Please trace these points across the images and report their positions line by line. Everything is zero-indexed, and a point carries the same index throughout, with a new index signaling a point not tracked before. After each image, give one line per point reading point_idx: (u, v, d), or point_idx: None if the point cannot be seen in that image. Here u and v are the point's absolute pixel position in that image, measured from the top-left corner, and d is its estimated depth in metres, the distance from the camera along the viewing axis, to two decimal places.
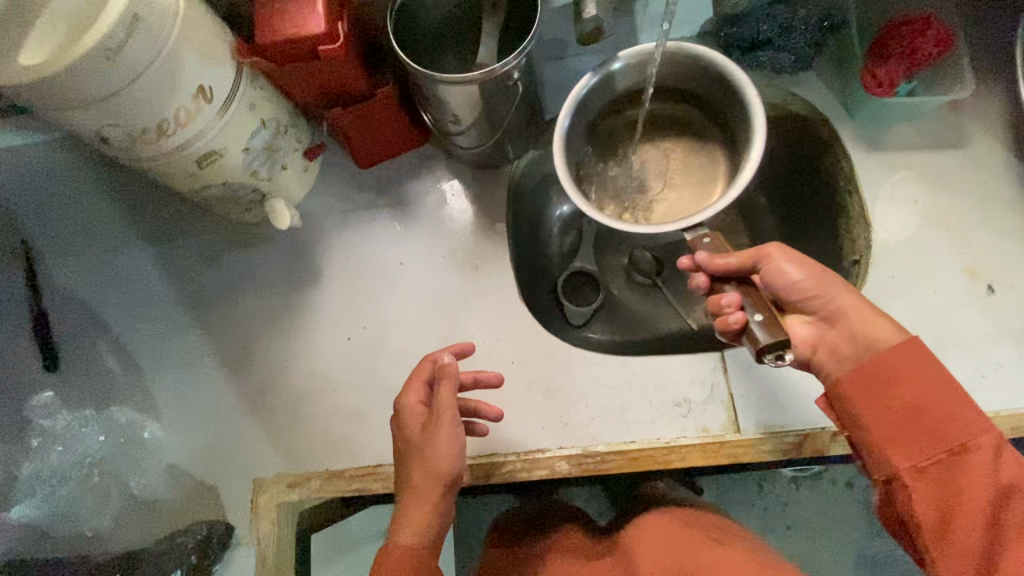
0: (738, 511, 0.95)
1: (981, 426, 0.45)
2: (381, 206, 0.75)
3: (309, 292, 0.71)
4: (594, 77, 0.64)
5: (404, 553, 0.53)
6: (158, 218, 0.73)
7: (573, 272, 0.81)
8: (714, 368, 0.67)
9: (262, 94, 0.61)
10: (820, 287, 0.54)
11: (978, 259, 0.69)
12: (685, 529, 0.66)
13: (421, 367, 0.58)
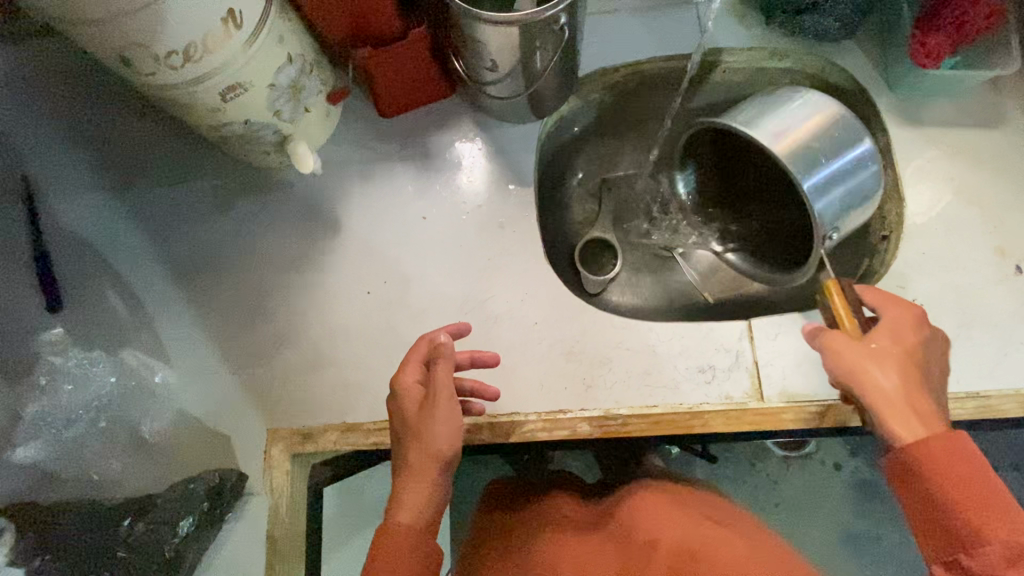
0: (728, 487, 0.93)
1: (1000, 528, 0.44)
2: (400, 151, 0.75)
3: (323, 234, 0.73)
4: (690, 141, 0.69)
5: (405, 535, 0.48)
6: (132, 166, 0.76)
7: (591, 239, 0.83)
8: (740, 336, 0.66)
9: (290, 26, 0.60)
10: (861, 375, 0.51)
11: (1010, 238, 0.65)
12: (688, 514, 0.65)
13: (415, 352, 0.56)
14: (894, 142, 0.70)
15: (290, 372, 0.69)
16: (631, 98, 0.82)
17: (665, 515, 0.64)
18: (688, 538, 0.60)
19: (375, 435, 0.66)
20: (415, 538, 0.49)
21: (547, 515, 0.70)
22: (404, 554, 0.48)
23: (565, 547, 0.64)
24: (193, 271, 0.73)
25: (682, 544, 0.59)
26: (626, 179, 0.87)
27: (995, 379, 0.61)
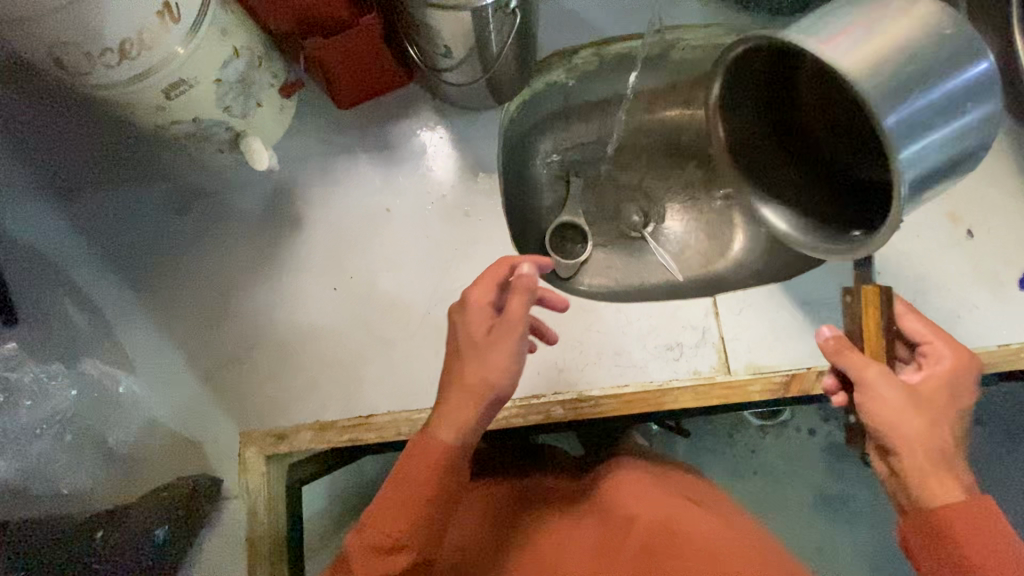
0: (707, 457, 0.96)
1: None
2: (361, 143, 0.74)
3: (286, 231, 0.71)
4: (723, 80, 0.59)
5: (440, 452, 0.49)
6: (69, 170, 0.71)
7: (562, 224, 0.83)
8: (706, 312, 0.67)
9: (233, 19, 0.58)
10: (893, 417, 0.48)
11: (961, 203, 0.67)
12: (665, 487, 0.65)
13: (491, 272, 0.55)
14: None
15: (259, 375, 0.68)
16: (593, 80, 0.82)
17: (644, 486, 0.64)
18: (663, 511, 0.61)
19: (351, 432, 0.65)
20: (441, 462, 0.49)
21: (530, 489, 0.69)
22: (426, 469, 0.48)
23: (542, 523, 0.64)
24: (152, 276, 0.71)
25: (658, 516, 0.60)
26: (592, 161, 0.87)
27: None
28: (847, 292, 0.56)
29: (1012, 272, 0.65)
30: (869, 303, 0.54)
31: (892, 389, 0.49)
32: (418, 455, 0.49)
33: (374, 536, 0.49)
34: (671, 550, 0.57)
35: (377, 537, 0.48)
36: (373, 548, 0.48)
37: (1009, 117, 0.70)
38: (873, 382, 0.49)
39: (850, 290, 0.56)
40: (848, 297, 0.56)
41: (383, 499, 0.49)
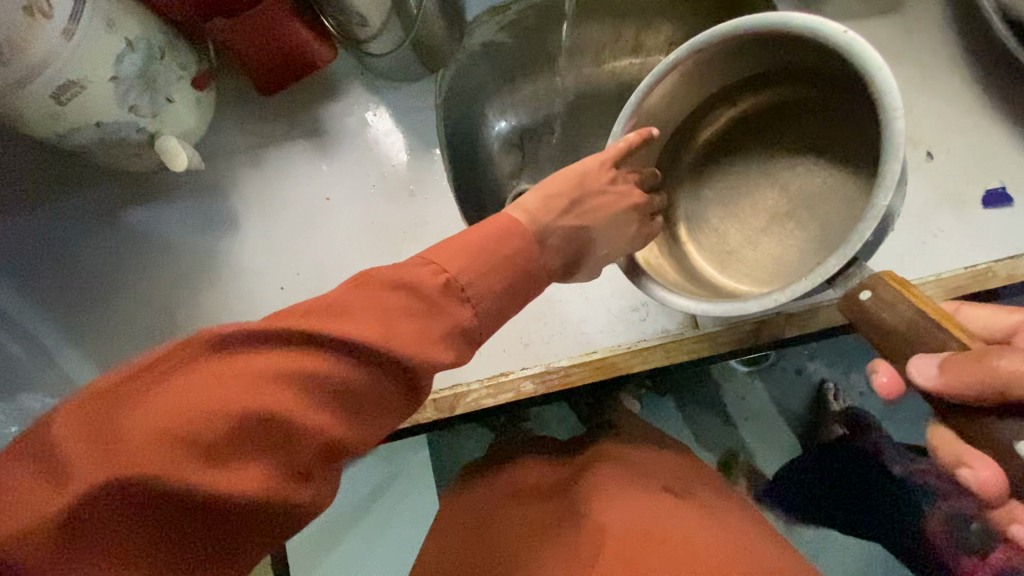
0: (699, 410, 0.92)
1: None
2: (291, 130, 0.69)
3: (223, 233, 0.68)
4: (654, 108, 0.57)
5: (515, 238, 0.40)
6: (9, 193, 0.67)
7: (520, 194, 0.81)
8: None
9: (118, 8, 0.53)
10: None
11: (919, 125, 0.65)
12: (643, 480, 0.60)
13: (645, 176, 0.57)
14: None
15: None
16: (532, 37, 0.78)
17: (625, 484, 0.59)
18: (641, 515, 0.54)
19: None
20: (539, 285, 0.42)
21: (509, 477, 0.66)
22: (498, 265, 0.39)
23: (513, 515, 0.59)
24: (89, 296, 0.67)
25: (632, 521, 0.53)
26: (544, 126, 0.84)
27: (917, 270, 0.62)
28: (859, 287, 0.42)
29: (975, 190, 0.63)
30: (890, 280, 0.41)
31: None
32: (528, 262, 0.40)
33: (457, 304, 0.37)
34: (657, 546, 0.50)
35: (452, 314, 0.36)
36: (449, 326, 0.36)
37: (961, 29, 0.67)
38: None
39: (865, 282, 0.42)
40: (866, 293, 0.41)
41: (479, 269, 0.38)
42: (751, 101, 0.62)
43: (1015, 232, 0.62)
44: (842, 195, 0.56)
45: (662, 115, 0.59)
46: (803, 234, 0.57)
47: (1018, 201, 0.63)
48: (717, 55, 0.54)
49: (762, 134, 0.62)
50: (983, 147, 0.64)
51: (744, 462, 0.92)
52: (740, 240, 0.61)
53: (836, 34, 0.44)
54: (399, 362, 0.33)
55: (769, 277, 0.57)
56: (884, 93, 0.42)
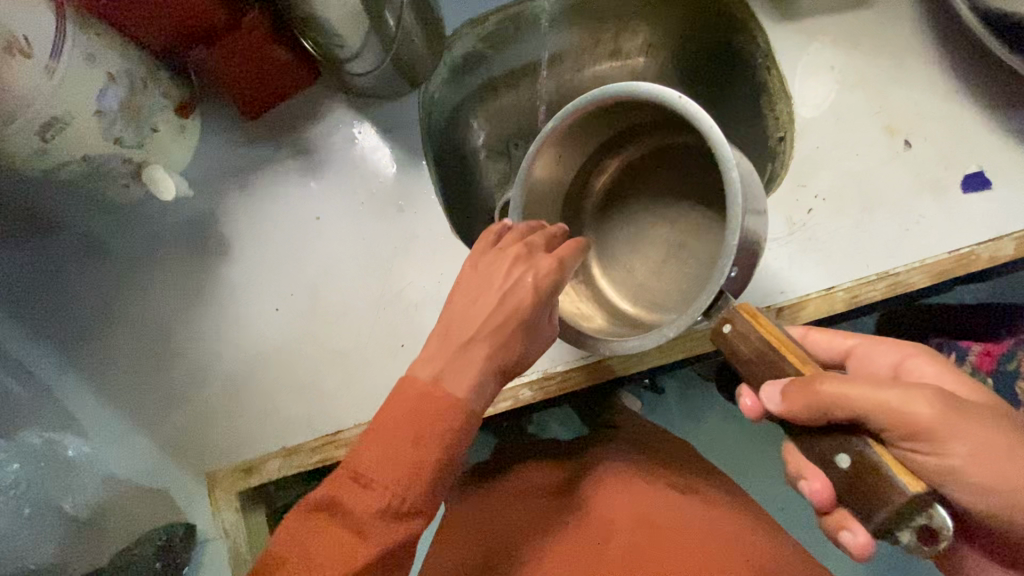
0: (701, 406, 0.93)
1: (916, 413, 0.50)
2: (277, 152, 0.70)
3: (215, 257, 0.68)
4: (547, 158, 0.63)
5: (425, 400, 0.41)
6: None
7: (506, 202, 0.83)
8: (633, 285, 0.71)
9: (99, 42, 0.53)
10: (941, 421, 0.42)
11: (895, 114, 0.66)
12: (648, 477, 0.61)
13: (567, 243, 0.49)
14: (775, 42, 0.69)
15: (215, 410, 0.65)
16: (512, 46, 0.79)
17: (628, 480, 0.60)
18: (644, 509, 0.56)
19: (320, 451, 0.63)
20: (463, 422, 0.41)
21: (513, 481, 0.66)
22: (411, 436, 0.40)
23: (519, 512, 0.59)
24: (83, 328, 0.67)
25: (638, 515, 0.55)
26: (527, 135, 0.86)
27: (900, 257, 0.63)
28: (721, 321, 0.50)
29: (953, 176, 0.64)
30: (745, 313, 0.48)
31: (886, 395, 0.42)
32: (439, 406, 0.41)
33: (366, 494, 0.38)
34: (665, 544, 0.51)
35: (371, 502, 0.38)
36: (372, 512, 0.38)
37: (934, 18, 0.68)
38: (851, 392, 0.42)
39: (725, 316, 0.50)
40: (727, 325, 0.50)
41: (387, 449, 0.39)
42: (634, 150, 0.74)
43: (994, 214, 0.63)
44: (720, 224, 0.69)
45: (557, 168, 0.68)
46: (693, 261, 0.69)
47: (996, 183, 0.64)
48: (599, 113, 0.64)
49: (639, 179, 0.75)
50: (959, 133, 0.65)
51: (745, 453, 0.92)
52: (646, 272, 0.72)
53: (679, 100, 0.51)
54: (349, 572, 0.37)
55: (664, 302, 0.68)
56: (719, 147, 0.49)
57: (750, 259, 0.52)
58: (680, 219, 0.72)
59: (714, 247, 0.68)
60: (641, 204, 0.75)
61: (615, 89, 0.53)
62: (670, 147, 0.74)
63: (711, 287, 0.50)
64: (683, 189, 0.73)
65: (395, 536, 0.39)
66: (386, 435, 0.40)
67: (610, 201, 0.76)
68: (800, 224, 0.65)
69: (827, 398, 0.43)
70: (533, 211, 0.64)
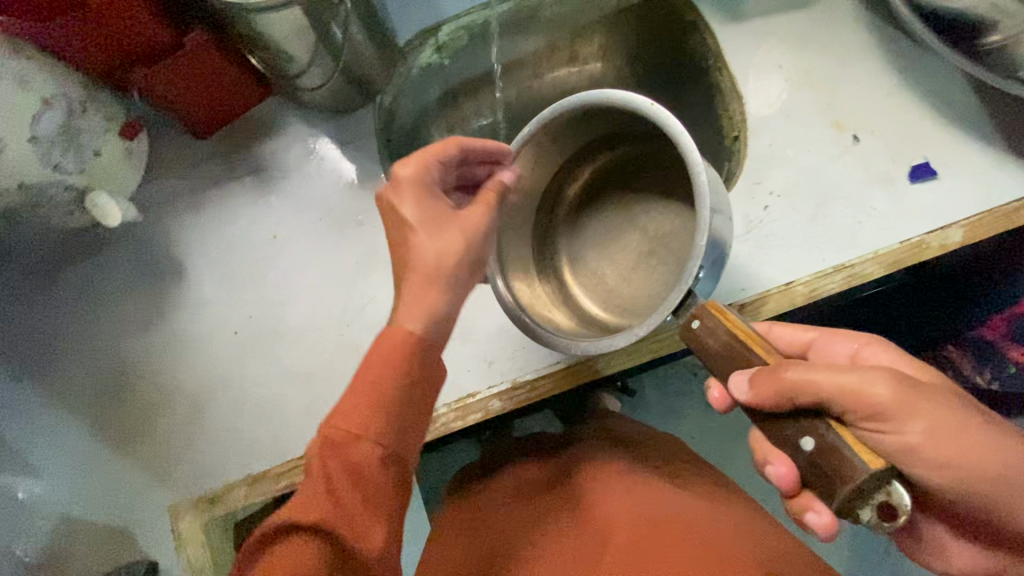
0: (679, 401, 0.94)
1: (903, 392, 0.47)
2: (229, 171, 0.68)
3: (167, 282, 0.66)
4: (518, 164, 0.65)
5: (398, 340, 0.40)
6: None
7: None
8: (601, 291, 0.72)
9: (31, 66, 0.51)
10: (904, 408, 0.43)
11: (843, 111, 0.68)
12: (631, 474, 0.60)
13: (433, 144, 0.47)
14: (724, 44, 0.70)
15: (176, 442, 0.63)
16: (468, 56, 0.79)
17: (615, 475, 0.59)
18: (630, 508, 0.55)
19: (289, 476, 0.61)
20: (423, 348, 0.40)
21: (501, 489, 0.64)
22: (382, 364, 0.39)
23: (515, 522, 0.58)
24: (33, 368, 0.64)
25: (625, 514, 0.54)
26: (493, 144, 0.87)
27: (855, 249, 0.64)
28: (689, 319, 0.52)
29: (901, 167, 0.66)
30: (713, 309, 0.50)
31: (846, 378, 0.44)
32: (399, 341, 0.39)
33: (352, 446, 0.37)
34: (652, 542, 0.51)
35: (354, 448, 0.37)
36: (349, 445, 0.37)
37: (875, 16, 0.70)
38: (813, 376, 0.43)
39: (693, 313, 0.51)
40: (695, 322, 0.51)
41: (354, 388, 0.38)
42: (608, 158, 0.75)
43: (942, 203, 0.65)
44: (687, 231, 0.69)
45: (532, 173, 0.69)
46: (663, 268, 0.69)
47: (942, 173, 0.66)
48: (572, 118, 0.66)
49: (615, 188, 0.76)
50: (905, 125, 0.67)
51: (724, 446, 0.93)
52: (614, 279, 0.72)
53: (650, 107, 0.54)
54: (323, 530, 0.36)
55: (634, 307, 0.69)
56: (688, 152, 0.51)
57: (716, 264, 0.52)
58: (650, 228, 0.72)
59: (681, 254, 0.68)
60: (613, 212, 0.76)
61: (595, 96, 0.56)
62: (643, 155, 0.75)
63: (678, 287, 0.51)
64: (652, 196, 0.74)
65: (367, 466, 0.37)
66: (363, 384, 0.38)
67: (580, 208, 0.77)
68: (759, 220, 0.66)
69: (788, 382, 0.44)
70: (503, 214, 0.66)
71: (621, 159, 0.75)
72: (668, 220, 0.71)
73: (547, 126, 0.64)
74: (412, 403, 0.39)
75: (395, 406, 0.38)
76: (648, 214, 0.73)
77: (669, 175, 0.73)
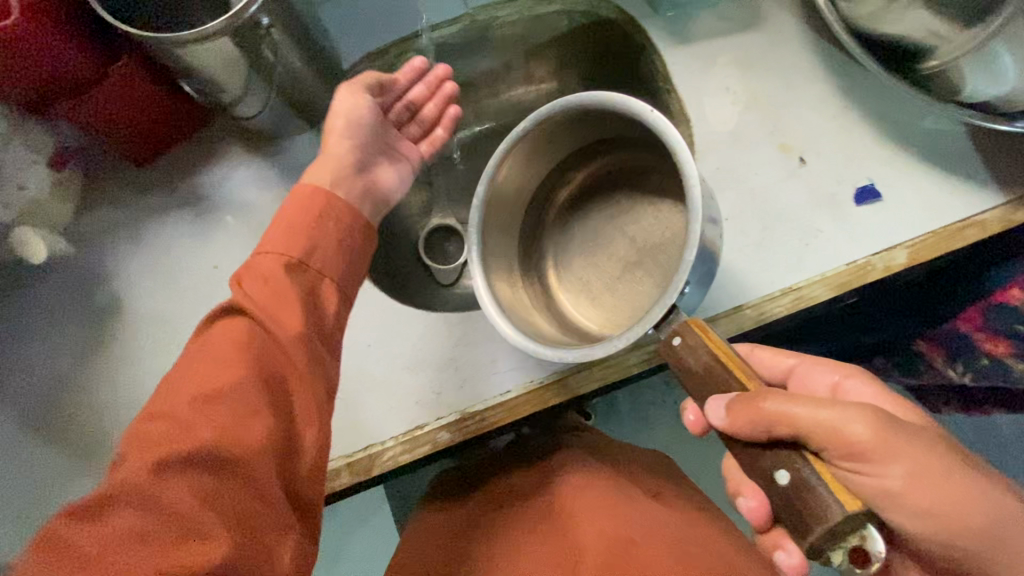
0: (650, 415, 0.94)
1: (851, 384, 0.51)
2: (170, 199, 0.66)
3: (105, 315, 0.64)
4: (506, 169, 0.64)
5: (299, 197, 0.51)
6: None
7: (432, 230, 0.84)
8: (587, 300, 0.73)
9: None
10: (881, 449, 0.43)
11: (790, 133, 0.68)
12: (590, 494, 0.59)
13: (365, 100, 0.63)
14: (672, 67, 0.70)
15: None
16: None
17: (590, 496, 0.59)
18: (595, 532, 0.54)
19: None
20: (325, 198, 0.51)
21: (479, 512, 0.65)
22: (297, 214, 0.50)
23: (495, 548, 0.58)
24: None
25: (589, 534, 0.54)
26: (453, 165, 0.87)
27: (803, 271, 0.64)
28: (672, 334, 0.52)
29: (847, 189, 0.66)
30: (696, 328, 0.50)
31: (827, 413, 0.43)
32: (304, 196, 0.51)
33: (276, 269, 0.47)
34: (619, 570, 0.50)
35: (280, 271, 0.47)
36: (272, 268, 0.47)
37: (819, 38, 0.70)
38: (793, 410, 0.43)
39: (676, 328, 0.51)
40: (678, 338, 0.51)
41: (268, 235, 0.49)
42: (595, 166, 0.76)
43: (885, 225, 0.65)
44: (675, 240, 0.70)
45: (520, 179, 0.69)
46: (649, 278, 0.70)
47: (886, 195, 0.66)
48: (564, 125, 0.66)
49: (601, 197, 0.77)
50: (850, 146, 0.68)
51: (695, 459, 0.93)
52: (602, 288, 0.73)
53: (648, 114, 0.54)
54: (253, 315, 0.45)
55: (621, 315, 0.70)
56: (683, 161, 0.52)
57: (703, 279, 0.54)
58: (638, 237, 0.73)
59: (669, 263, 0.69)
60: (599, 221, 0.77)
61: (593, 99, 0.57)
62: (628, 164, 0.75)
63: (663, 300, 0.52)
64: (640, 205, 0.75)
65: (293, 283, 0.47)
66: (284, 231, 0.49)
67: (565, 215, 0.78)
68: None
69: (768, 414, 0.44)
70: (491, 220, 0.65)
71: (607, 169, 0.76)
72: (658, 229, 0.72)
73: (540, 130, 0.64)
74: (342, 256, 0.51)
75: (312, 233, 0.49)
76: (636, 224, 0.74)
77: (654, 184, 0.74)
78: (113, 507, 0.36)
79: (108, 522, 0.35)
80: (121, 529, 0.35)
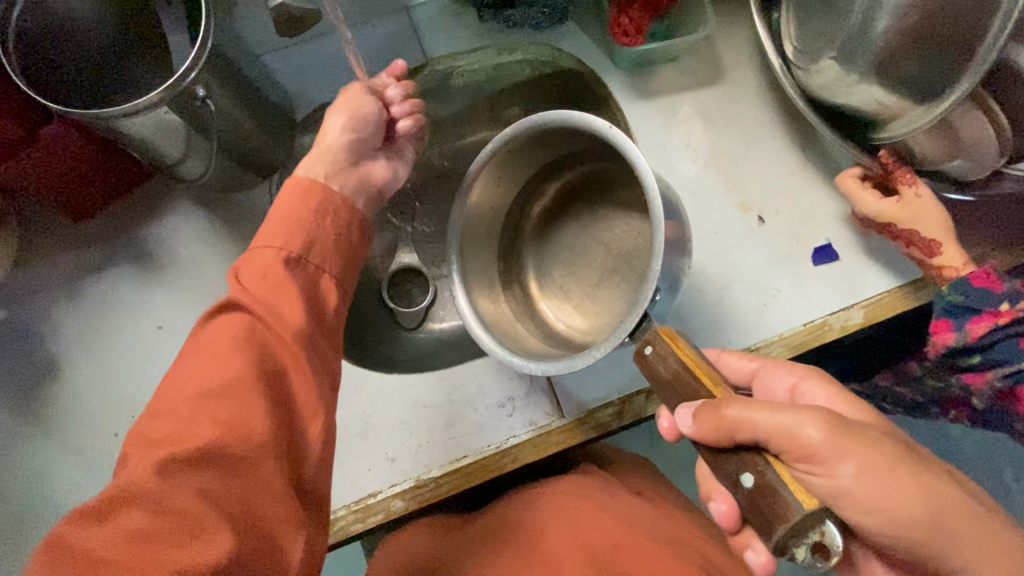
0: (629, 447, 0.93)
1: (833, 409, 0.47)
2: (113, 255, 0.64)
3: (45, 381, 0.60)
4: (479, 185, 0.63)
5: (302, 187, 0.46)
6: None
7: (395, 272, 0.80)
8: (568, 310, 0.72)
9: None
10: (836, 454, 0.39)
11: (748, 190, 0.68)
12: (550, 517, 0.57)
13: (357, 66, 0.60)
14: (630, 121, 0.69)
15: None
16: None
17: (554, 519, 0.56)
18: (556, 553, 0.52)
19: None
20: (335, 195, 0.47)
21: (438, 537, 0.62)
22: (300, 205, 0.45)
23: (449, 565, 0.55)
24: None
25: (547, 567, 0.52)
26: (418, 203, 0.83)
27: (758, 330, 0.64)
28: (644, 343, 0.50)
29: (805, 249, 0.67)
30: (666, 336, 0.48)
31: (782, 417, 0.40)
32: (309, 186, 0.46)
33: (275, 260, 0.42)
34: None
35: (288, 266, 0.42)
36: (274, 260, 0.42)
37: (777, 92, 0.71)
38: (754, 415, 0.40)
39: (648, 337, 0.49)
40: (649, 347, 0.49)
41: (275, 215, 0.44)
42: (574, 173, 0.74)
43: (842, 282, 0.66)
44: (648, 248, 0.69)
45: (496, 192, 0.68)
46: (625, 285, 0.69)
47: (843, 256, 0.67)
48: (536, 139, 0.64)
49: (580, 203, 0.75)
50: (807, 203, 0.68)
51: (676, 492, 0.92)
52: (582, 296, 0.72)
53: (610, 131, 0.53)
54: (250, 310, 0.40)
55: (598, 326, 0.69)
56: (643, 175, 0.50)
57: (671, 288, 0.53)
58: (614, 245, 0.72)
59: (643, 272, 0.68)
60: (579, 228, 0.75)
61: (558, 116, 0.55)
62: (605, 170, 0.74)
63: (635, 310, 0.50)
64: (618, 212, 0.73)
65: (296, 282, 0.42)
66: (287, 220, 0.44)
67: (545, 223, 0.76)
68: None
69: (732, 418, 0.41)
70: (467, 236, 0.64)
71: (585, 175, 0.74)
72: (633, 236, 0.71)
73: (512, 146, 0.62)
74: (344, 260, 0.46)
75: (310, 231, 0.44)
76: (612, 230, 0.73)
77: (635, 193, 0.73)
78: (121, 507, 0.33)
79: (116, 526, 0.33)
80: (127, 529, 0.33)
